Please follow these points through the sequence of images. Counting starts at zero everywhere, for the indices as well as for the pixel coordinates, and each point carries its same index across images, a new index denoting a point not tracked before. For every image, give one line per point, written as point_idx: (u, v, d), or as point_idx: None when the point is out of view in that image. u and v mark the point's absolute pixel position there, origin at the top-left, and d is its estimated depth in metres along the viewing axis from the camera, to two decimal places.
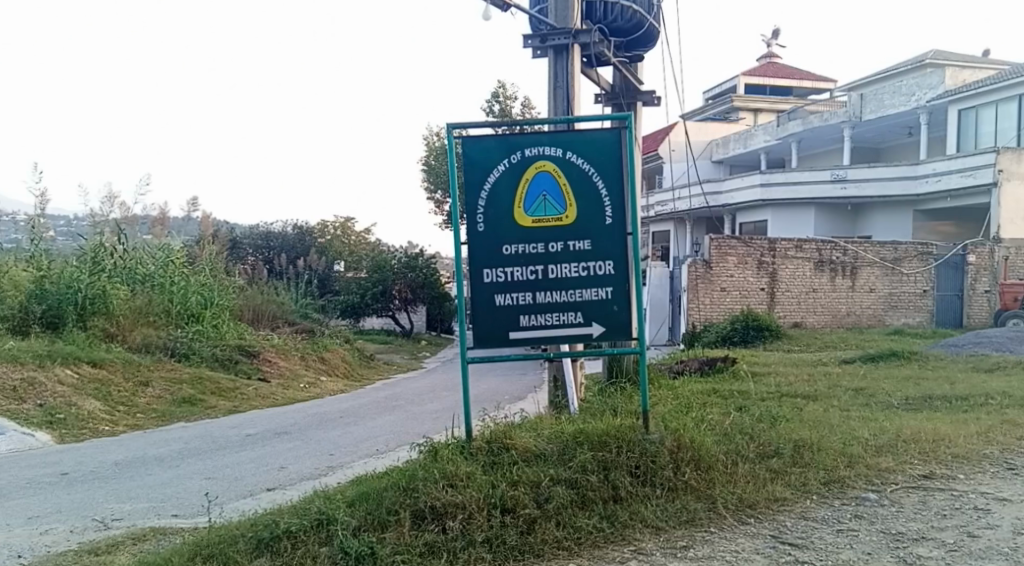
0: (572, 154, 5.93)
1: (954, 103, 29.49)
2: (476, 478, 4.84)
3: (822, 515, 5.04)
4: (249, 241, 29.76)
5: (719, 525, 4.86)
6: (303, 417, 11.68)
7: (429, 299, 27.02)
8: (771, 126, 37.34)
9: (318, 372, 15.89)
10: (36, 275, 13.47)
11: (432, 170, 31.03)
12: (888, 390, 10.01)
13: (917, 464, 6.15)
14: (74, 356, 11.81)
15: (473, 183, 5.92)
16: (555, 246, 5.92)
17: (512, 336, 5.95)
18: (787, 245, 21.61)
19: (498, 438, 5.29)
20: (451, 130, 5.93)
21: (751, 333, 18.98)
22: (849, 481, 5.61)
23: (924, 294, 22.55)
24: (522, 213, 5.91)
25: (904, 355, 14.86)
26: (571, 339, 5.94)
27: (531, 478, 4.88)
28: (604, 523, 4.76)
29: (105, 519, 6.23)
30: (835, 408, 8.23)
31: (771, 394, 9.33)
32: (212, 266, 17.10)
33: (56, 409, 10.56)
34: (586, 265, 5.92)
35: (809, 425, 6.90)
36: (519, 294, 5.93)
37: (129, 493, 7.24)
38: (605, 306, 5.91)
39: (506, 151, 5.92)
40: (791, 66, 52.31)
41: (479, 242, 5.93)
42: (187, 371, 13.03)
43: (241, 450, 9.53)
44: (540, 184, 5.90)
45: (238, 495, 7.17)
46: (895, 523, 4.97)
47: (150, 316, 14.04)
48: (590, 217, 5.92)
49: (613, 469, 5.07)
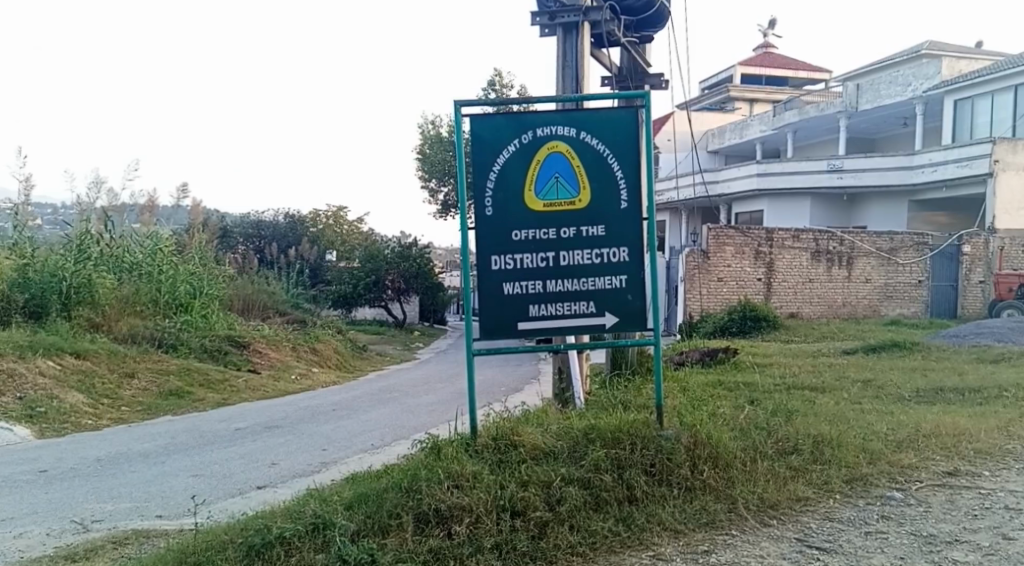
0: (586, 134, 5.63)
1: (949, 93, 29.24)
2: (483, 479, 4.58)
3: (847, 516, 4.75)
4: (240, 230, 29.37)
5: (741, 527, 4.58)
6: (296, 410, 11.38)
7: (422, 290, 26.67)
8: (767, 116, 37.08)
9: (310, 364, 15.57)
10: (19, 262, 13.05)
11: (426, 159, 30.64)
12: (897, 382, 9.72)
13: (940, 460, 5.86)
14: (57, 348, 11.48)
15: (482, 164, 5.61)
16: (567, 231, 5.63)
17: (521, 327, 5.65)
18: (784, 235, 21.35)
19: (505, 434, 5.04)
20: (459, 108, 5.62)
21: (748, 324, 18.73)
22: (872, 479, 5.33)
23: (919, 284, 22.36)
24: (532, 196, 5.61)
25: (905, 346, 14.63)
26: (583, 330, 5.65)
27: (542, 478, 4.62)
28: (620, 527, 4.47)
29: (84, 521, 5.90)
30: (847, 400, 7.94)
31: (778, 386, 9.06)
32: (202, 256, 16.73)
33: (36, 402, 10.22)
34: (600, 251, 5.63)
35: (826, 419, 6.62)
36: (529, 282, 5.63)
37: (112, 491, 6.94)
38: (618, 294, 5.64)
39: (517, 130, 5.61)
40: (787, 57, 52.07)
41: (487, 226, 5.62)
42: (174, 362, 12.70)
43: (230, 445, 9.24)
44: (552, 165, 5.60)
45: (227, 495, 6.91)
46: (926, 524, 4.69)
47: (137, 305, 13.74)
48: (604, 201, 5.64)
49: (628, 467, 4.80)
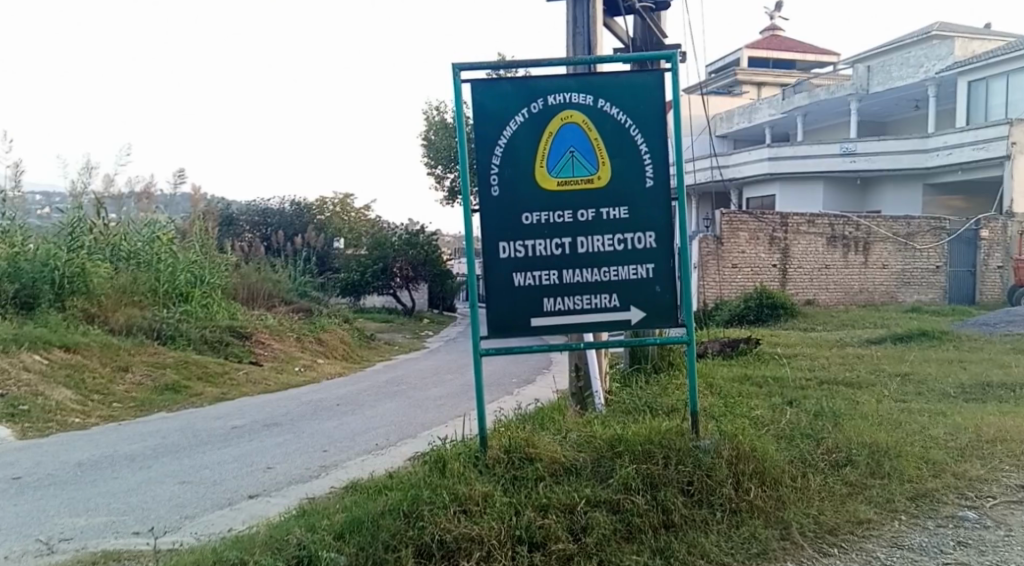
0: (604, 102, 4.98)
1: (963, 74, 28.29)
2: (496, 501, 4.06)
3: (918, 542, 4.05)
4: (246, 218, 28.76)
5: (798, 559, 3.92)
6: (297, 406, 10.77)
7: (431, 277, 26.13)
8: (777, 100, 36.27)
9: (315, 355, 14.96)
10: (10, 250, 12.49)
11: (431, 145, 29.95)
12: (937, 375, 9.00)
13: (1012, 470, 4.95)
14: (44, 341, 10.93)
15: (486, 137, 4.97)
16: (585, 213, 4.98)
17: (534, 323, 5.00)
18: (799, 220, 20.56)
19: (519, 447, 4.52)
20: (459, 73, 5.00)
21: (765, 312, 18.04)
22: (939, 495, 4.52)
23: (936, 270, 21.65)
24: (545, 173, 4.97)
25: (935, 335, 13.91)
26: (605, 327, 4.99)
27: (563, 501, 4.04)
28: (657, 561, 3.85)
29: (51, 540, 6.10)
30: (889, 399, 7.23)
31: (810, 381, 8.39)
32: (201, 243, 16.10)
33: (19, 399, 9.64)
34: (623, 237, 4.98)
35: (876, 422, 5.82)
36: (543, 272, 4.98)
37: (89, 502, 6.98)
38: (645, 286, 4.98)
39: (526, 97, 4.96)
40: (794, 40, 51.17)
41: (493, 208, 4.98)
42: (171, 355, 12.12)
43: (225, 445, 8.74)
44: (566, 138, 4.96)
45: (211, 508, 6.74)
46: (1011, 554, 3.94)
47: (136, 295, 13.16)
48: (627, 179, 4.99)
49: (662, 486, 4.19)
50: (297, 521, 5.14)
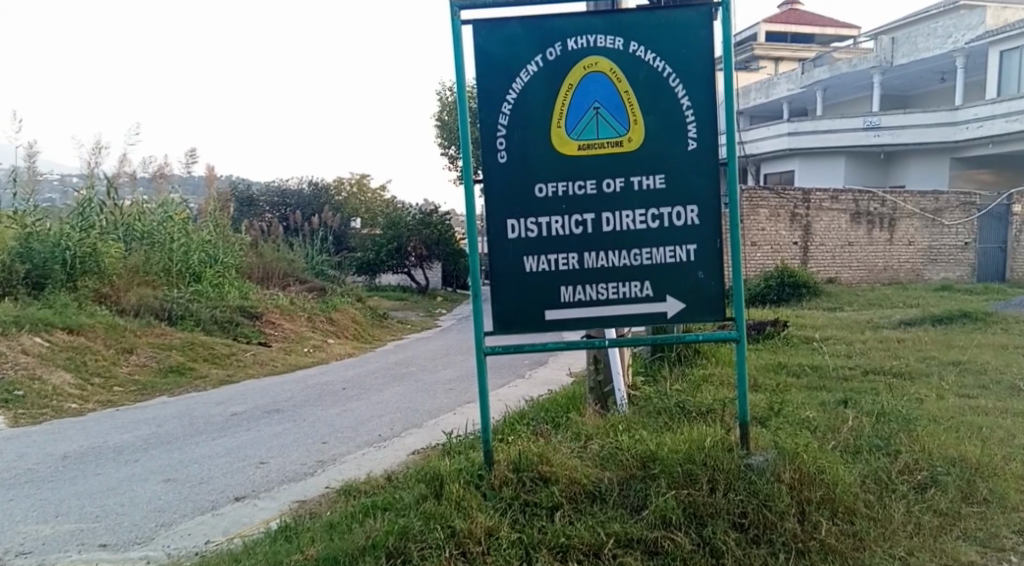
0: (637, 45, 4.08)
1: (994, 44, 26.95)
2: (503, 540, 3.37)
3: None
4: (263, 199, 28.04)
5: None
6: (302, 389, 10.01)
7: (444, 256, 25.31)
8: (795, 74, 35.12)
9: (326, 335, 14.18)
10: (20, 231, 11.54)
11: (445, 125, 29.00)
12: (993, 364, 8.07)
13: None
14: (46, 322, 10.16)
15: (490, 92, 4.12)
16: (613, 183, 4.12)
17: (549, 317, 4.17)
18: (822, 196, 19.56)
19: (531, 463, 3.73)
20: (459, 13, 4.14)
21: (786, 291, 17.11)
22: None
23: (964, 247, 20.49)
24: (563, 134, 4.12)
25: (977, 316, 12.92)
26: (635, 320, 4.14)
27: (588, 541, 3.34)
28: None
29: (8, 556, 5.34)
30: (950, 394, 6.35)
31: (852, 371, 7.53)
32: (217, 224, 15.20)
33: (14, 384, 8.93)
34: (659, 211, 4.12)
35: (951, 426, 4.95)
36: (560, 255, 4.15)
37: (62, 504, 6.24)
38: (685, 272, 4.12)
39: (541, 41, 4.09)
40: (813, 14, 49.76)
41: (499, 178, 4.15)
42: (179, 336, 11.37)
43: (220, 436, 7.97)
44: (588, 91, 4.12)
45: (191, 514, 5.96)
46: None
47: (149, 275, 12.45)
48: (664, 140, 4.11)
49: (708, 521, 3.44)
50: (288, 541, 4.39)
